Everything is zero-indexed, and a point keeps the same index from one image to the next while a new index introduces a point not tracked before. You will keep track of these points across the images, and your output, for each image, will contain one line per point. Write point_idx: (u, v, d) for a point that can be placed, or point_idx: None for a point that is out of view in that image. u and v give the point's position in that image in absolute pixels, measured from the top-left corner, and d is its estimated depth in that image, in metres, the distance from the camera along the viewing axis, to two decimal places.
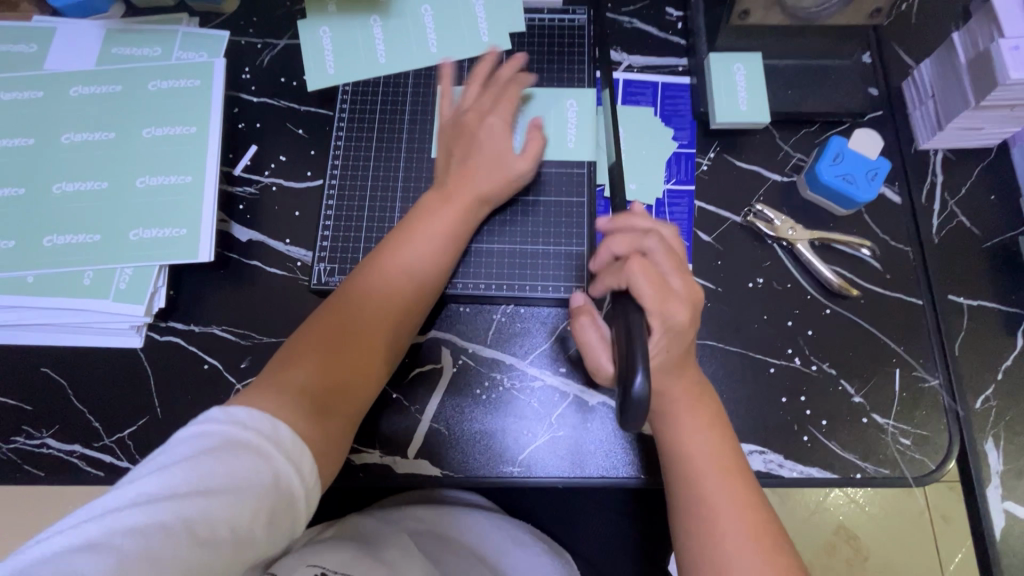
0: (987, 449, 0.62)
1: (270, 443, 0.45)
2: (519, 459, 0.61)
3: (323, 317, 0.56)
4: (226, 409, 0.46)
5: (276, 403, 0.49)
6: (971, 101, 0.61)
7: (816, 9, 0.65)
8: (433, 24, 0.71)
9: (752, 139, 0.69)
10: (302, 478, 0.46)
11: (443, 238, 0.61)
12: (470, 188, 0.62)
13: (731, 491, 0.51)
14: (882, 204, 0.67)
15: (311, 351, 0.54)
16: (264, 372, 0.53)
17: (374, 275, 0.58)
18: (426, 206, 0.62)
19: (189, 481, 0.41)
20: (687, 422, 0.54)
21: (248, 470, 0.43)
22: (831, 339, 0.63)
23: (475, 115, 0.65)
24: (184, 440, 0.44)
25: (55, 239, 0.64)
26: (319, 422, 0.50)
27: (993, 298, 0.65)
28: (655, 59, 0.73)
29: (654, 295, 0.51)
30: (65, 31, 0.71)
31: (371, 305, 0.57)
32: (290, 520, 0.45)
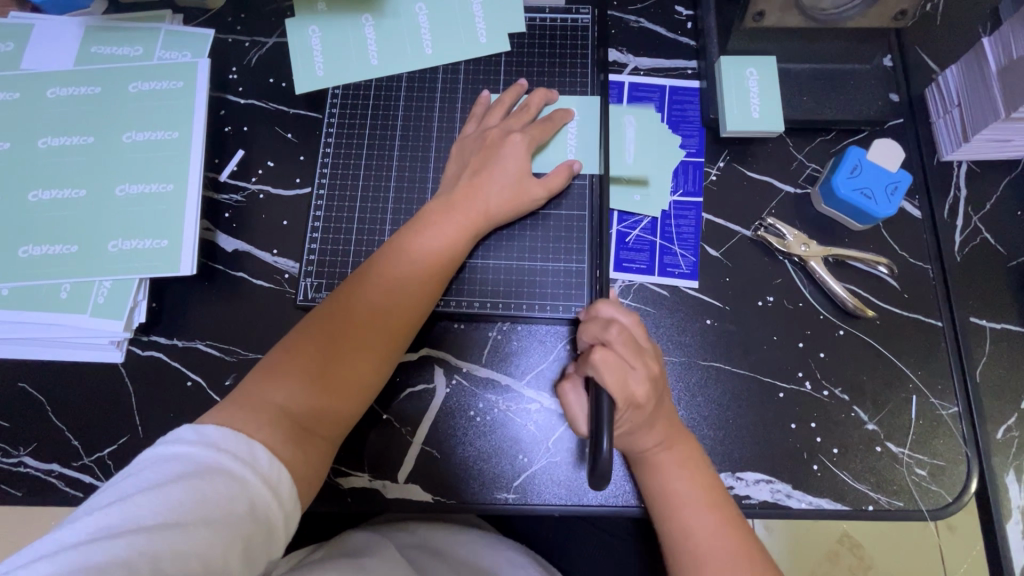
0: (1008, 481, 0.59)
1: (246, 467, 0.43)
2: (513, 485, 0.59)
3: (308, 328, 0.53)
4: (197, 431, 0.44)
5: (250, 422, 0.47)
6: (1000, 111, 0.57)
7: (835, 10, 0.60)
8: (428, 23, 0.67)
9: (764, 148, 0.66)
10: (281, 505, 0.44)
11: (442, 250, 0.58)
12: (476, 199, 0.59)
13: (720, 538, 0.49)
14: (902, 218, 0.63)
15: (293, 366, 0.51)
16: (244, 383, 0.51)
17: (368, 285, 0.55)
18: (430, 213, 0.59)
19: (157, 511, 0.39)
20: (669, 470, 0.52)
21: (221, 495, 0.41)
22: (844, 363, 0.60)
23: (498, 133, 0.62)
24: (151, 466, 0.41)
25: (30, 249, 0.61)
26: (296, 444, 0.48)
27: (1017, 320, 0.61)
28: (662, 62, 0.69)
29: (617, 375, 0.49)
30: (43, 28, 0.67)
31: (359, 318, 0.54)
32: (266, 548, 0.42)
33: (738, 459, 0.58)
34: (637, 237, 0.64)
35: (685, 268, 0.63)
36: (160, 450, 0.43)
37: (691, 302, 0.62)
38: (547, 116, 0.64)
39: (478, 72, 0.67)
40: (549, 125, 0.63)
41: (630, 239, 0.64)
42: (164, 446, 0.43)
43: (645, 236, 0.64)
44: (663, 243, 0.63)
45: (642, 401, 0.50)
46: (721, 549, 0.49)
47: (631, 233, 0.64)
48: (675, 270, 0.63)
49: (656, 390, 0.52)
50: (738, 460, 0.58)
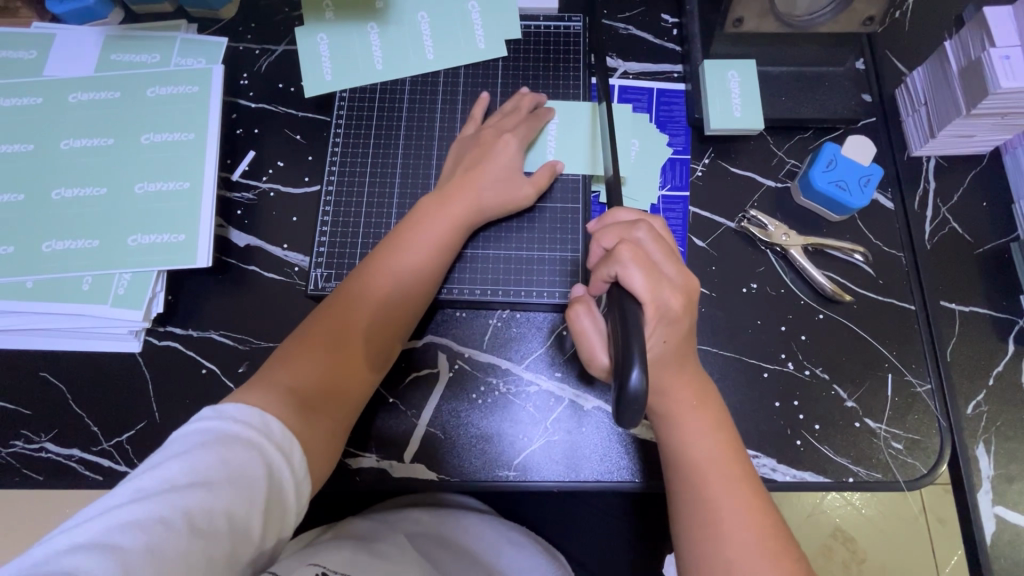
0: (979, 453, 0.62)
1: (264, 437, 0.47)
2: (514, 463, 0.62)
3: (317, 316, 0.57)
4: (216, 407, 0.47)
5: (268, 401, 0.50)
6: (962, 108, 0.62)
7: (810, 16, 0.65)
8: (430, 30, 0.71)
9: (747, 145, 0.70)
10: (295, 473, 0.48)
11: (439, 240, 0.61)
12: (470, 193, 0.63)
13: (733, 491, 0.51)
14: (875, 209, 0.67)
15: (307, 351, 0.55)
16: (261, 369, 0.54)
17: (372, 275, 0.59)
18: (427, 206, 0.63)
19: (186, 474, 0.42)
20: (691, 425, 0.54)
21: (242, 461, 0.44)
22: (825, 345, 0.64)
23: (494, 130, 0.66)
24: (176, 439, 0.45)
25: (53, 244, 0.64)
26: (309, 422, 0.51)
27: (985, 304, 0.65)
28: (650, 66, 0.73)
29: (645, 280, 0.50)
30: (65, 38, 0.71)
31: (365, 306, 0.58)
32: (283, 512, 0.46)
33: None
34: None
35: None
36: (184, 425, 0.46)
37: None
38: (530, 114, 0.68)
39: (477, 76, 0.72)
40: (533, 121, 0.67)
41: None
42: (186, 420, 0.46)
43: None
44: None
45: (671, 308, 0.51)
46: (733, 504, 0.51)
47: None
48: None
49: (682, 300, 0.52)
50: None
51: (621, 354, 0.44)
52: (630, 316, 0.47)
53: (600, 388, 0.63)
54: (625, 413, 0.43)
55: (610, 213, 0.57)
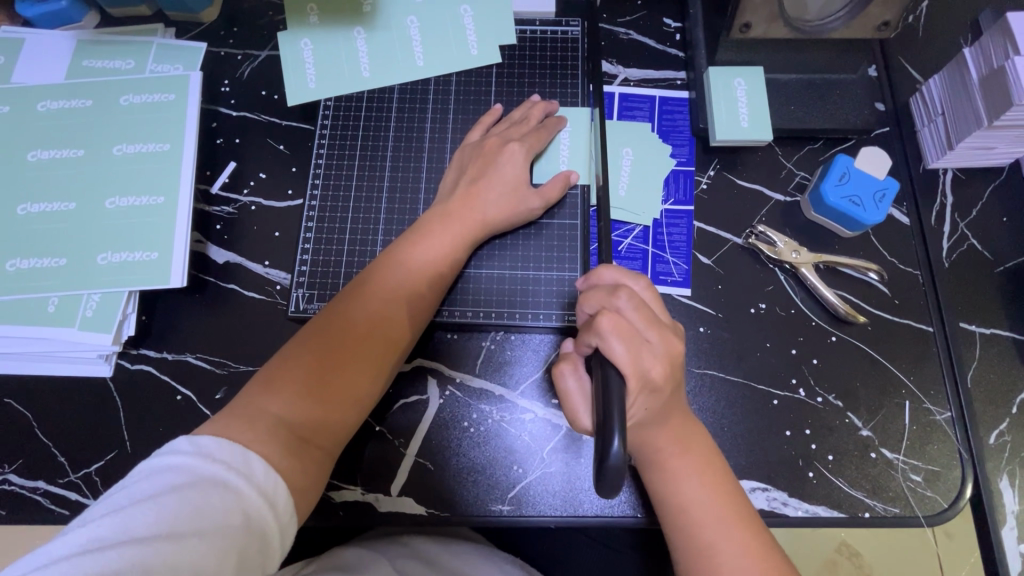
0: (1003, 487, 0.58)
1: (241, 477, 0.42)
2: (508, 496, 0.58)
3: (305, 337, 0.53)
4: (191, 440, 0.43)
5: (247, 432, 0.46)
6: (984, 120, 0.58)
7: (821, 21, 0.61)
8: (420, 35, 0.68)
9: (753, 156, 0.66)
10: (277, 516, 0.43)
11: (440, 260, 0.58)
12: (474, 208, 0.60)
13: (727, 528, 0.48)
14: (890, 225, 0.64)
15: (293, 375, 0.51)
16: (242, 393, 0.50)
17: (367, 294, 0.55)
18: (428, 222, 0.59)
19: (149, 523, 0.38)
20: (680, 470, 0.50)
21: (216, 507, 0.40)
22: (837, 369, 0.60)
23: (497, 140, 0.63)
24: (145, 475, 0.41)
25: (18, 263, 0.60)
26: (293, 456, 0.47)
27: (1006, 326, 0.61)
28: (652, 72, 0.70)
29: (625, 348, 0.46)
30: (34, 43, 0.68)
31: (357, 328, 0.54)
32: (261, 560, 0.42)
33: (733, 467, 0.58)
34: (629, 245, 0.64)
35: (677, 276, 0.63)
36: (155, 459, 0.42)
37: (685, 310, 0.62)
38: (539, 125, 0.64)
39: (469, 84, 0.68)
40: (543, 131, 0.64)
41: (622, 248, 0.64)
42: (157, 454, 0.42)
43: (636, 244, 0.64)
44: (654, 251, 0.64)
45: (653, 378, 0.47)
46: (734, 550, 0.47)
47: (623, 241, 0.64)
48: (667, 278, 0.63)
49: (664, 367, 0.48)
50: (734, 468, 0.58)
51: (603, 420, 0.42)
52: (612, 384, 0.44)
53: None
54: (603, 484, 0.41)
55: (597, 269, 0.53)
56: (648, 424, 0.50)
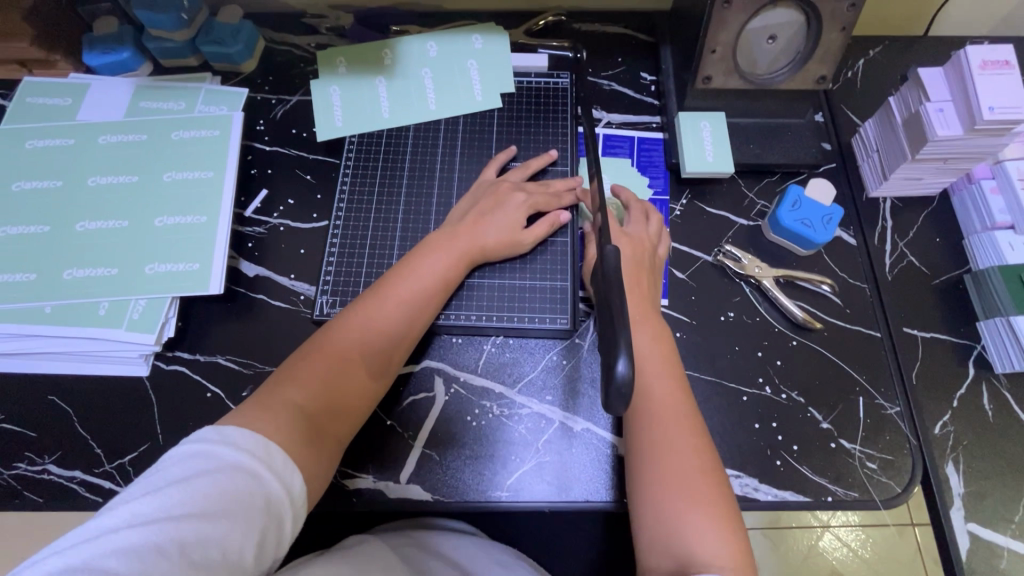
0: (949, 473, 0.65)
1: (262, 465, 0.48)
2: (506, 484, 0.64)
3: (323, 339, 0.60)
4: (218, 431, 0.48)
5: (268, 425, 0.51)
6: (908, 153, 0.69)
7: (770, 75, 0.73)
8: (433, 84, 0.79)
9: (719, 188, 0.77)
10: (291, 501, 0.49)
11: (441, 277, 0.65)
12: (476, 234, 0.68)
13: (676, 421, 0.58)
14: (839, 245, 0.73)
15: (308, 375, 0.57)
16: (262, 389, 0.56)
17: (376, 306, 0.62)
18: (432, 243, 0.68)
19: (184, 502, 0.43)
20: (649, 360, 0.61)
21: (240, 490, 0.45)
22: (798, 369, 0.68)
23: (508, 184, 0.72)
24: (178, 461, 0.46)
25: (73, 272, 0.68)
26: (310, 442, 0.53)
27: (945, 330, 0.70)
28: (631, 117, 0.81)
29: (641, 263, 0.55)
30: (97, 88, 0.79)
31: (368, 337, 0.61)
32: (277, 542, 0.47)
33: None
34: None
35: None
36: (185, 447, 0.47)
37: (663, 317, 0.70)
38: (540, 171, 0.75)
39: (474, 124, 0.79)
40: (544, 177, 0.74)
41: None
42: (186, 444, 0.47)
43: None
44: None
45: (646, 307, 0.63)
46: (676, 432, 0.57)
47: None
48: None
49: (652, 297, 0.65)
50: None
51: (608, 342, 0.45)
52: (613, 304, 0.47)
53: (589, 410, 0.67)
54: (610, 402, 0.44)
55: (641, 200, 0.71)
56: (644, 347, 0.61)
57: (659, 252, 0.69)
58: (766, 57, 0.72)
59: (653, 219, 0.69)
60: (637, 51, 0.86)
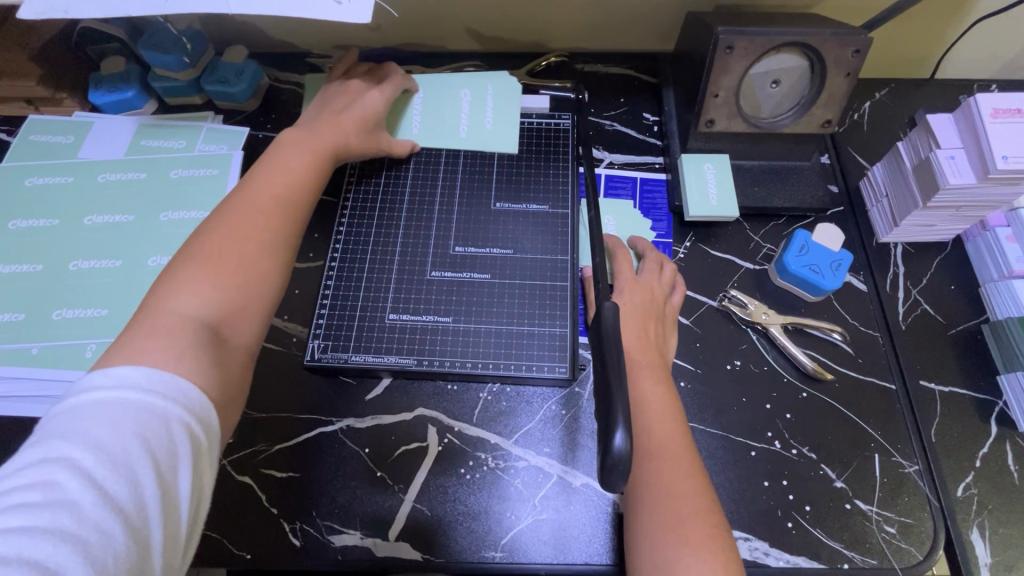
0: (974, 539, 0.60)
1: (170, 399, 0.41)
2: (500, 543, 0.60)
3: (205, 247, 0.51)
4: (108, 373, 0.41)
5: (166, 353, 0.43)
6: (919, 200, 0.67)
7: (774, 119, 0.72)
8: (421, 107, 0.78)
9: (724, 231, 0.75)
10: (208, 430, 0.43)
11: (310, 152, 0.63)
12: (339, 122, 0.68)
13: (682, 474, 0.53)
14: (849, 291, 0.71)
15: (191, 283, 0.49)
16: (131, 325, 0.46)
17: (248, 194, 0.56)
18: (302, 131, 0.66)
19: (88, 455, 0.37)
20: (654, 409, 0.56)
21: (151, 430, 0.39)
22: (809, 421, 0.65)
23: (354, 83, 0.72)
24: (77, 413, 0.39)
25: (63, 312, 0.67)
26: (212, 356, 0.46)
27: (964, 384, 0.67)
28: (634, 157, 0.80)
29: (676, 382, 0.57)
30: (100, 126, 0.79)
31: (259, 212, 0.55)
32: (205, 472, 0.42)
33: None
34: None
35: None
36: (78, 395, 0.40)
37: None
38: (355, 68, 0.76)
39: (475, 165, 0.78)
40: (396, 78, 0.75)
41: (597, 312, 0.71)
42: (81, 393, 0.40)
43: None
44: None
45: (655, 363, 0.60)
46: (686, 487, 0.52)
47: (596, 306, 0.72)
48: None
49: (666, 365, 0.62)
50: None
51: (605, 414, 0.43)
52: (609, 370, 0.45)
53: (589, 464, 0.64)
54: (609, 479, 0.42)
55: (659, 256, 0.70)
56: (657, 413, 0.56)
57: (675, 301, 0.67)
58: (770, 101, 0.71)
59: (667, 270, 0.68)
60: (639, 91, 0.85)
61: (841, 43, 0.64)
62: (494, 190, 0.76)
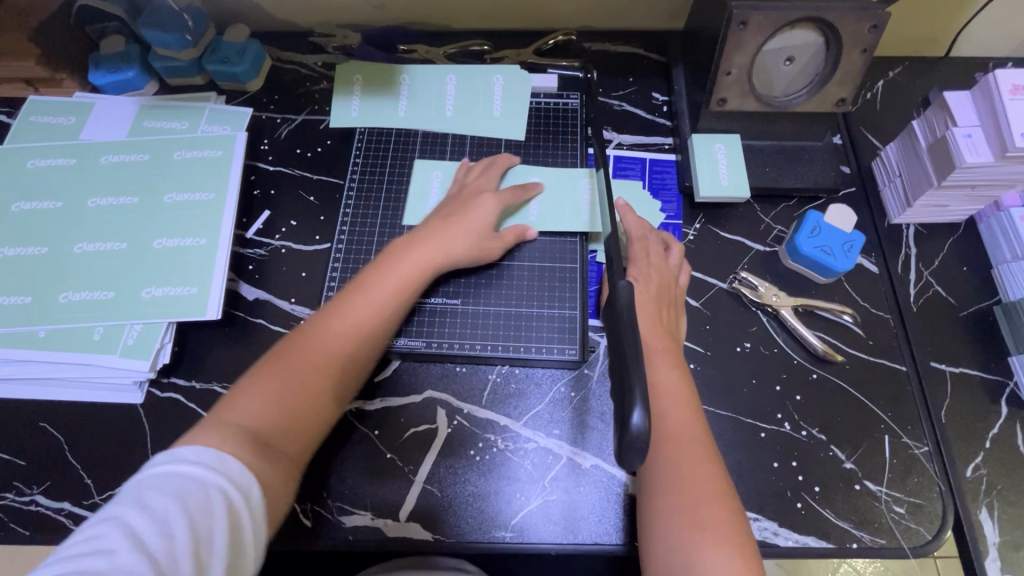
0: (982, 519, 0.61)
1: (217, 474, 0.44)
2: (511, 524, 0.61)
3: (284, 352, 0.55)
4: (169, 448, 0.45)
5: (220, 437, 0.47)
6: (933, 180, 0.66)
7: (787, 97, 0.71)
8: (455, 92, 0.79)
9: (734, 212, 0.74)
10: (251, 510, 0.45)
11: (387, 296, 0.60)
12: (443, 239, 0.65)
13: (695, 457, 0.53)
14: (860, 273, 0.70)
15: (264, 386, 0.52)
16: (219, 405, 0.51)
17: (332, 309, 0.58)
18: (401, 253, 0.63)
19: (143, 525, 0.40)
20: (665, 393, 0.56)
21: (200, 503, 0.41)
22: (819, 403, 0.65)
23: (473, 189, 0.70)
24: (137, 486, 0.42)
25: (69, 295, 0.66)
26: (262, 456, 0.48)
27: (974, 365, 0.66)
28: (643, 138, 0.79)
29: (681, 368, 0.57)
30: (101, 107, 0.78)
31: (330, 343, 0.56)
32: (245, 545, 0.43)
33: None
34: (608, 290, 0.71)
35: None
36: (138, 468, 0.44)
37: None
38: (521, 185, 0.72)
39: (482, 146, 0.77)
40: (521, 192, 0.71)
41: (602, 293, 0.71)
42: (143, 468, 0.43)
43: None
44: None
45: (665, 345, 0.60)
46: (697, 470, 0.52)
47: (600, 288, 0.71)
48: None
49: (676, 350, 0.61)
50: None
51: (621, 391, 0.42)
52: (626, 348, 0.45)
53: (598, 445, 0.64)
54: (626, 457, 0.41)
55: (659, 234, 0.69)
56: (667, 395, 0.56)
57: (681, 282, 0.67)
58: (783, 79, 0.69)
59: (673, 250, 0.67)
60: (649, 70, 0.84)
61: (858, 17, 0.62)
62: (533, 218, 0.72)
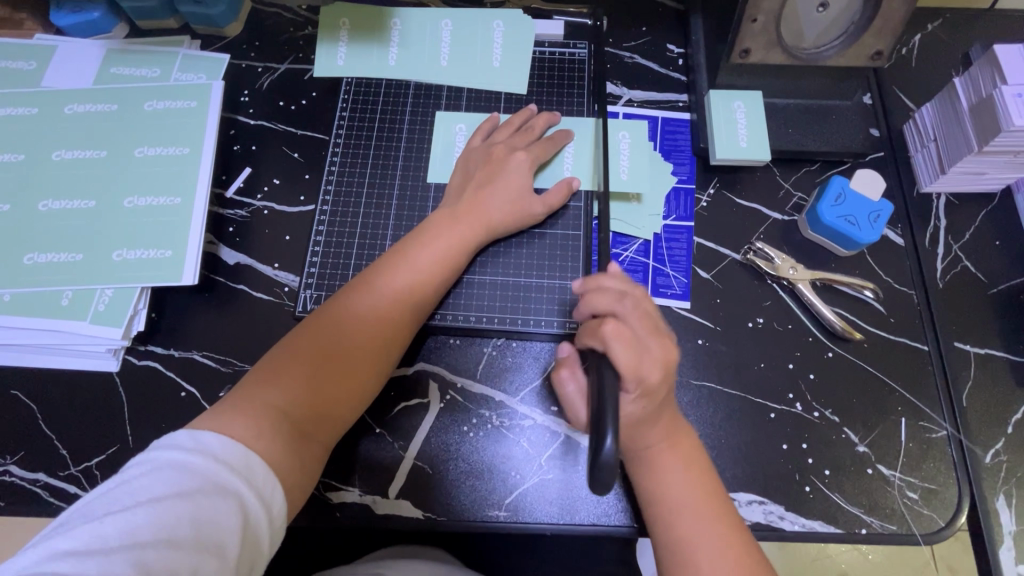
0: (999, 507, 0.58)
1: (243, 480, 0.42)
2: (505, 503, 0.58)
3: (312, 333, 0.53)
4: (194, 436, 0.43)
5: (250, 429, 0.46)
6: (974, 145, 0.61)
7: (817, 49, 0.64)
8: (450, 38, 0.72)
9: (752, 176, 0.69)
10: (270, 521, 0.43)
11: (423, 280, 0.57)
12: (478, 213, 0.61)
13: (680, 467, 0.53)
14: (885, 246, 0.66)
15: (290, 371, 0.51)
16: (240, 386, 0.50)
17: (365, 291, 0.55)
18: (436, 231, 0.60)
19: (152, 526, 0.37)
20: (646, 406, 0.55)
21: (218, 511, 0.39)
22: (834, 383, 0.61)
23: (504, 149, 0.65)
24: (151, 476, 0.40)
25: (35, 257, 0.62)
26: (294, 449, 0.48)
27: (1000, 346, 0.63)
28: (655, 94, 0.73)
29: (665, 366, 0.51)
30: (64, 51, 0.71)
31: (362, 328, 0.54)
32: (251, 558, 0.41)
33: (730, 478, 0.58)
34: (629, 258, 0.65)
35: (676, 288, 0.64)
36: (155, 452, 0.42)
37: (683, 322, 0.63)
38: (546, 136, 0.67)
39: (480, 99, 0.71)
40: (549, 143, 0.66)
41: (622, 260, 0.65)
42: (161, 455, 0.41)
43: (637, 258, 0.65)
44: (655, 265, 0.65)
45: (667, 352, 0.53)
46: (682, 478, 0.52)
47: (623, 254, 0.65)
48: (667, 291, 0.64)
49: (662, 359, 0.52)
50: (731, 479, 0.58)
51: (597, 418, 0.44)
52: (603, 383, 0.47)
53: None
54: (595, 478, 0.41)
55: None
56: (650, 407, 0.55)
57: None
58: (815, 29, 0.63)
59: None
60: (664, 19, 0.76)
61: None
62: (569, 167, 0.67)
